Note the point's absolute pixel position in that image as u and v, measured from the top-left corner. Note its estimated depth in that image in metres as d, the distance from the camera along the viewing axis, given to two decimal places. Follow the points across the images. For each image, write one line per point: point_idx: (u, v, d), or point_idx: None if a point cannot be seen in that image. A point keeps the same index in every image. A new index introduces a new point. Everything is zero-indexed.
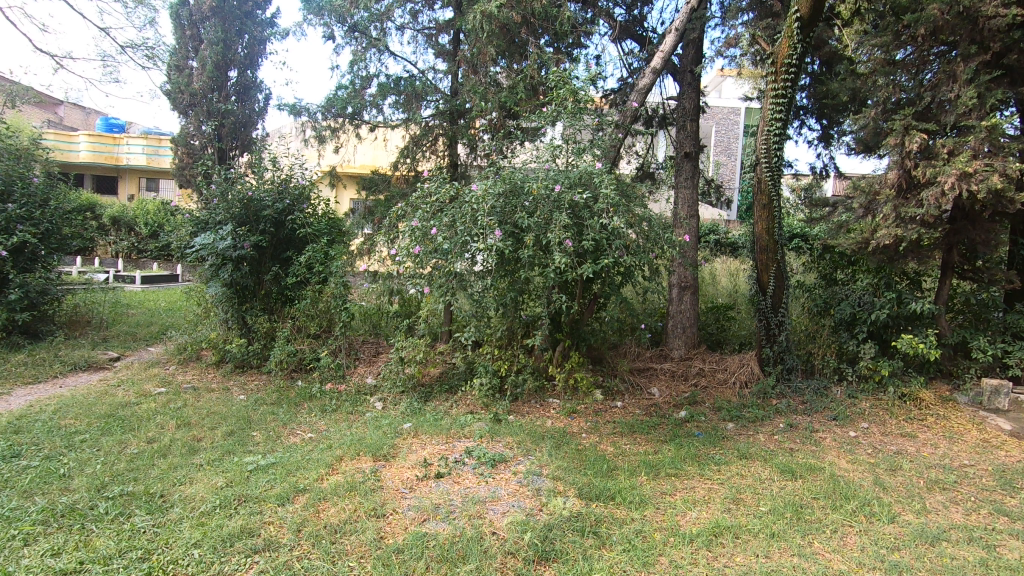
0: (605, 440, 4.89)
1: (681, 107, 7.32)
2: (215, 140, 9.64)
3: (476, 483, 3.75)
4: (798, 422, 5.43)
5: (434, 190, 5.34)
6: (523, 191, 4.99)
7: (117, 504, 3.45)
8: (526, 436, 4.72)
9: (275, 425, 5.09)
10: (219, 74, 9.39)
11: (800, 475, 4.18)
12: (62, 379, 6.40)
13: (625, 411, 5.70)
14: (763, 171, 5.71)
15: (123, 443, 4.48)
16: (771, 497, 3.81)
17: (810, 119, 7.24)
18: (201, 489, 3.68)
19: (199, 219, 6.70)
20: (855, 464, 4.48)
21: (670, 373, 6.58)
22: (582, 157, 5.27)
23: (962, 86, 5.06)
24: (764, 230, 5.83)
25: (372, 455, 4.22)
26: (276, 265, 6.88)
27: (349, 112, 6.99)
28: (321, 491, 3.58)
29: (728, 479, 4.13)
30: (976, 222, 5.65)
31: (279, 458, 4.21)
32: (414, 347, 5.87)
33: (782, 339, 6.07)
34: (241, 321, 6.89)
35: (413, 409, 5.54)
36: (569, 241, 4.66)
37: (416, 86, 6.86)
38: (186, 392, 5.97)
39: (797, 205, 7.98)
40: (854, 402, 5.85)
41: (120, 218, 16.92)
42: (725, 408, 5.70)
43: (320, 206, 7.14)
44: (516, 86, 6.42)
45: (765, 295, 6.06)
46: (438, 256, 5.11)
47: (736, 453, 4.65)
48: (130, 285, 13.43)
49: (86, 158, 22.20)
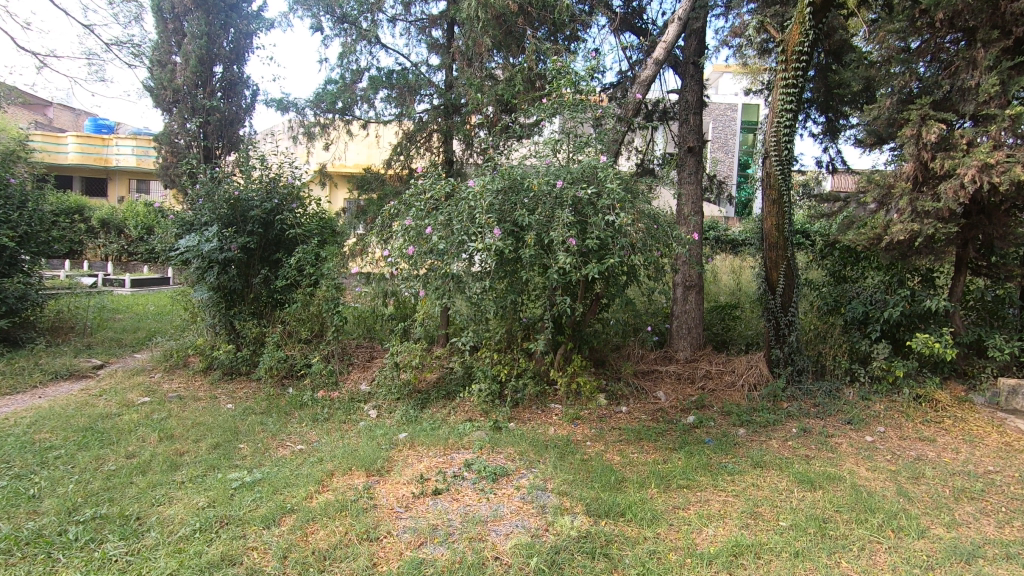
0: (611, 449, 4.65)
1: (683, 100, 7.08)
2: (202, 140, 8.39)
3: (476, 500, 3.50)
4: (811, 427, 5.20)
5: (428, 187, 5.10)
6: (522, 186, 4.75)
7: (88, 530, 3.20)
8: (529, 446, 4.47)
9: (263, 436, 4.84)
10: (204, 69, 8.18)
11: (819, 485, 3.95)
12: (41, 389, 6.12)
13: (631, 416, 5.47)
14: (773, 166, 5.47)
15: (100, 459, 4.21)
16: (792, 511, 3.57)
17: (814, 112, 7.03)
18: (181, 510, 3.42)
19: (184, 219, 6.43)
20: (876, 471, 4.24)
21: (675, 375, 6.34)
22: (584, 151, 5.02)
23: (984, 74, 4.84)
24: (773, 226, 5.61)
25: (365, 470, 3.95)
26: (266, 268, 6.62)
27: (339, 107, 6.65)
28: (310, 511, 3.32)
29: (744, 491, 3.90)
30: (993, 217, 5.43)
31: (266, 474, 3.95)
32: (409, 352, 5.63)
33: (792, 340, 5.88)
34: (230, 326, 6.62)
35: (409, 417, 5.29)
36: (574, 240, 4.41)
37: (409, 80, 6.58)
38: (171, 402, 5.69)
39: (801, 201, 7.79)
40: (867, 404, 5.64)
41: (110, 221, 16.72)
42: (735, 413, 5.47)
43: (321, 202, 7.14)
44: (513, 78, 6.17)
45: (774, 294, 5.86)
46: (434, 256, 4.85)
47: (750, 461, 4.41)
48: (120, 289, 13.14)
49: (75, 160, 21.88)
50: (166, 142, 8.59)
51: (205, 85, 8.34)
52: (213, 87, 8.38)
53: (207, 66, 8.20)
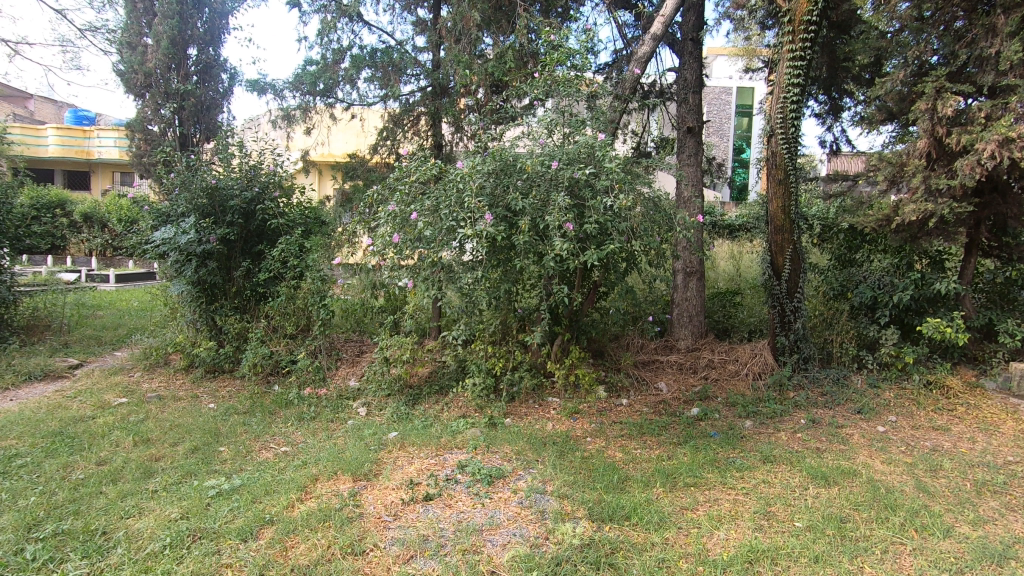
0: (612, 445, 4.42)
1: (682, 78, 6.80)
2: (178, 126, 8.00)
3: (470, 506, 3.25)
4: (821, 417, 4.98)
5: (415, 170, 4.82)
6: (515, 168, 4.48)
7: (48, 548, 2.94)
8: (526, 444, 4.23)
9: (245, 438, 4.57)
10: (177, 51, 7.76)
11: (834, 481, 3.73)
12: (14, 391, 5.82)
13: (632, 409, 5.24)
14: (779, 144, 5.19)
15: (68, 468, 3.94)
16: (808, 511, 3.35)
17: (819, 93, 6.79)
18: (151, 523, 3.16)
19: (160, 211, 6.12)
20: (891, 464, 4.03)
21: (677, 365, 6.10)
22: (581, 128, 4.72)
23: (1004, 42, 4.58)
24: (779, 208, 5.36)
25: (352, 474, 3.69)
26: (248, 260, 6.31)
27: (320, 89, 6.30)
28: (290, 522, 3.07)
29: (755, 489, 3.67)
30: (1008, 195, 5.20)
31: (246, 480, 3.69)
32: (400, 346, 5.37)
33: (798, 327, 5.68)
34: (211, 322, 6.31)
35: (400, 415, 5.04)
36: (571, 225, 4.13)
37: (392, 58, 6.21)
38: (150, 403, 5.41)
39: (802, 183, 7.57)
40: (876, 392, 5.43)
41: (92, 215, 16.23)
42: (740, 404, 5.25)
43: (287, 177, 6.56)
44: (503, 55, 5.87)
45: (780, 279, 5.62)
46: (422, 245, 4.57)
47: (759, 455, 4.18)
48: (104, 284, 12.76)
49: (55, 153, 21.35)
50: (139, 129, 8.19)
51: (179, 68, 7.91)
52: (188, 71, 7.95)
53: (180, 47, 7.79)
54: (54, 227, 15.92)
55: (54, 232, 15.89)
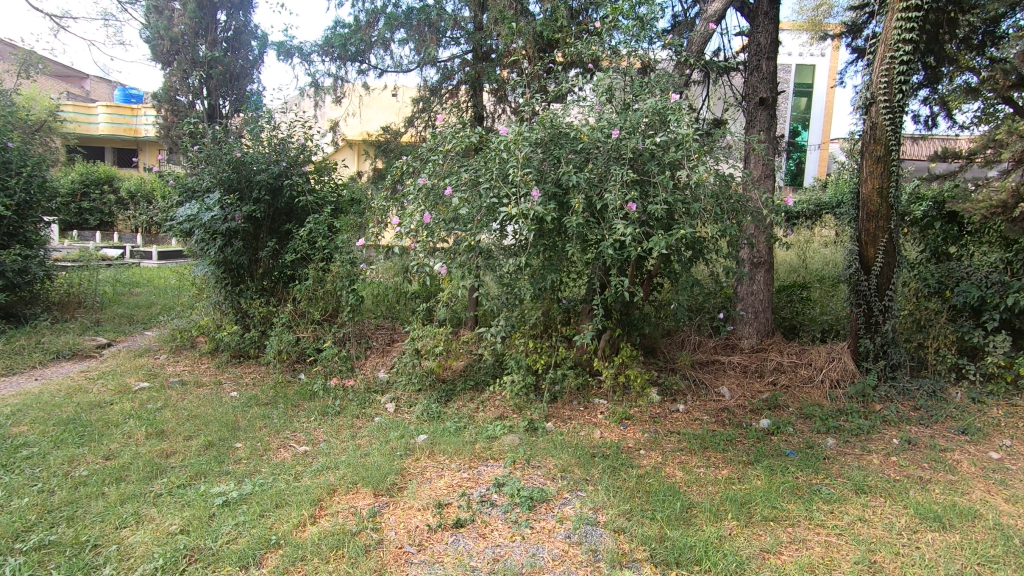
0: (671, 462, 3.83)
1: (753, 43, 6.01)
2: (205, 97, 7.71)
3: (508, 538, 2.76)
4: (917, 438, 4.25)
5: (451, 139, 4.31)
6: (568, 138, 3.92)
7: (31, 562, 2.60)
8: (572, 457, 3.69)
9: (264, 434, 4.20)
10: (205, 15, 7.49)
11: (951, 524, 3.06)
12: (39, 370, 5.64)
13: (691, 417, 4.63)
14: (881, 113, 4.40)
15: (73, 462, 3.64)
16: (925, 566, 2.71)
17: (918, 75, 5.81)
18: (147, 537, 2.79)
19: (186, 185, 5.83)
20: (1019, 505, 3.31)
21: (740, 368, 5.40)
22: (644, 94, 4.09)
23: None
24: (875, 190, 4.60)
25: (373, 488, 3.23)
26: (274, 240, 5.91)
27: (352, 53, 5.79)
28: (298, 548, 2.64)
29: (852, 529, 3.03)
30: None
31: (258, 488, 3.28)
32: (432, 338, 4.82)
33: (887, 329, 4.92)
34: (236, 305, 6.00)
35: (431, 413, 4.57)
36: (634, 205, 3.52)
37: (429, 16, 5.65)
38: (171, 389, 5.13)
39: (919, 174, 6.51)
40: (981, 409, 4.66)
41: (137, 192, 16.37)
42: (818, 417, 4.56)
43: (319, 155, 6.15)
44: (555, 11, 5.25)
45: (869, 274, 4.87)
46: (457, 227, 4.04)
47: (849, 484, 3.52)
48: (146, 261, 12.80)
49: (106, 131, 21.82)
50: (167, 100, 7.94)
51: (207, 34, 7.63)
52: (216, 38, 7.68)
53: (208, 12, 7.51)
54: (102, 204, 16.18)
55: (102, 208, 16.16)
